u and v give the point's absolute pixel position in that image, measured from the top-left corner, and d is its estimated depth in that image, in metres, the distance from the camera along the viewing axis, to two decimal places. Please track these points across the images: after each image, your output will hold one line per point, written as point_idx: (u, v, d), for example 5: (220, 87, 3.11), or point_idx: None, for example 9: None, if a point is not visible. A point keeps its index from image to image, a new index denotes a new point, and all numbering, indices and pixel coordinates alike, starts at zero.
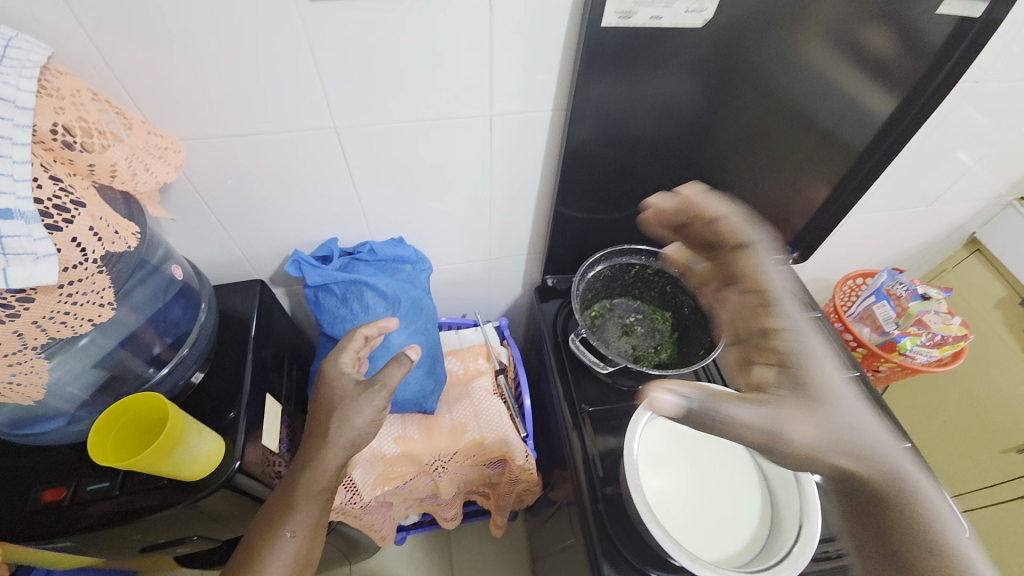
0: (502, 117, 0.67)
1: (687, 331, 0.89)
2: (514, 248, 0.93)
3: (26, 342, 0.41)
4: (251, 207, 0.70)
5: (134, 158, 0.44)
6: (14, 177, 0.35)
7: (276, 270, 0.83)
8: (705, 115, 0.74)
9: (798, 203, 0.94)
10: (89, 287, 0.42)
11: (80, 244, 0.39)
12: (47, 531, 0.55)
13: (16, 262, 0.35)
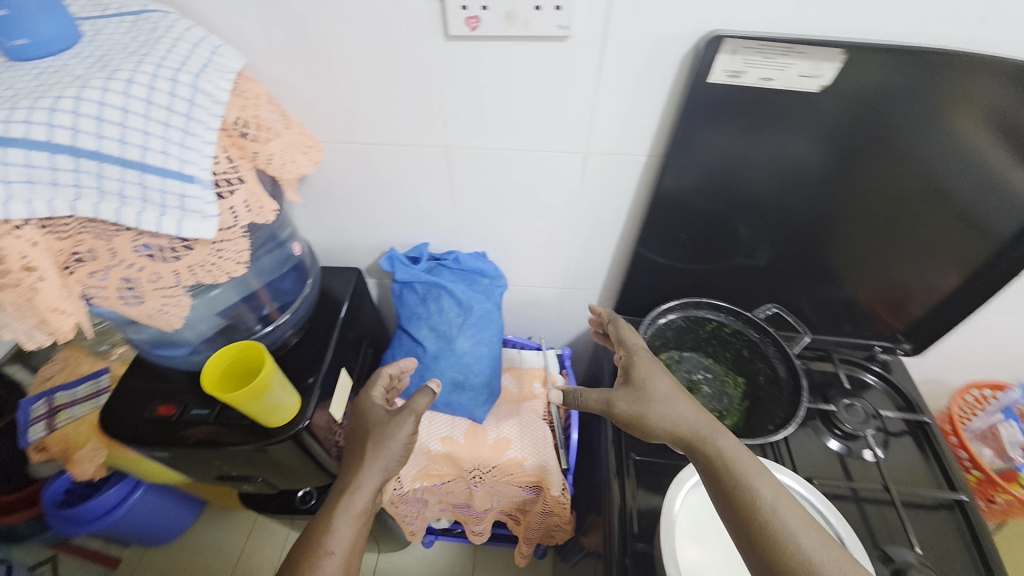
0: (597, 156, 0.70)
1: (760, 403, 0.83)
2: (589, 281, 0.95)
3: (180, 281, 0.52)
4: (365, 205, 0.81)
5: (287, 151, 0.55)
6: (202, 154, 0.45)
7: (373, 262, 0.93)
8: (829, 181, 0.70)
9: (916, 289, 0.85)
10: (233, 247, 0.52)
11: (235, 212, 0.50)
12: (157, 439, 0.67)
13: (190, 217, 0.45)
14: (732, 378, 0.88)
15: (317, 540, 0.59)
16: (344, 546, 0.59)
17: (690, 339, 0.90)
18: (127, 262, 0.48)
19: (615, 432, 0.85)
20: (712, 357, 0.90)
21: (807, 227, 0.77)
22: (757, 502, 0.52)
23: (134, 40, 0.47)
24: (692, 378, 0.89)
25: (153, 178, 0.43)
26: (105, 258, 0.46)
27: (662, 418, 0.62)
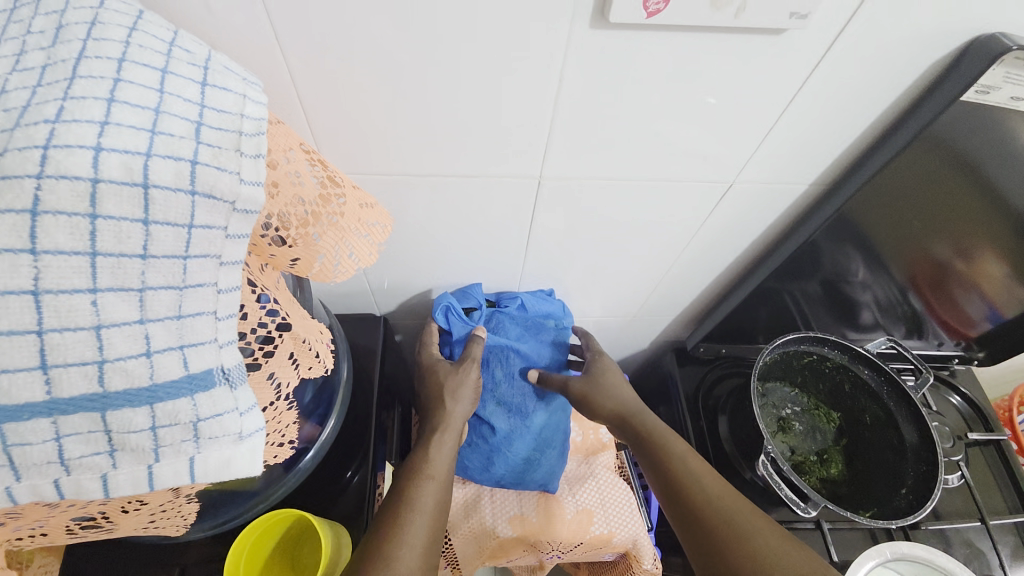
0: (740, 186, 0.52)
1: (865, 449, 0.74)
2: (662, 307, 0.80)
3: (181, 491, 0.29)
4: (403, 245, 0.58)
5: (341, 245, 0.30)
6: (217, 316, 0.21)
7: (399, 303, 0.71)
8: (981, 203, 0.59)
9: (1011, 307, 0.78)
10: (274, 426, 0.29)
11: (277, 381, 0.27)
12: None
13: (213, 447, 0.22)
14: (824, 411, 0.77)
15: (400, 506, 0.45)
16: (429, 507, 0.46)
17: (781, 371, 0.78)
18: (79, 504, 0.25)
19: None
20: (802, 389, 0.79)
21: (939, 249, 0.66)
22: (685, 470, 0.49)
23: (17, 64, 0.21)
24: (783, 415, 0.76)
25: (123, 412, 0.19)
26: (34, 512, 0.24)
27: (609, 399, 0.57)
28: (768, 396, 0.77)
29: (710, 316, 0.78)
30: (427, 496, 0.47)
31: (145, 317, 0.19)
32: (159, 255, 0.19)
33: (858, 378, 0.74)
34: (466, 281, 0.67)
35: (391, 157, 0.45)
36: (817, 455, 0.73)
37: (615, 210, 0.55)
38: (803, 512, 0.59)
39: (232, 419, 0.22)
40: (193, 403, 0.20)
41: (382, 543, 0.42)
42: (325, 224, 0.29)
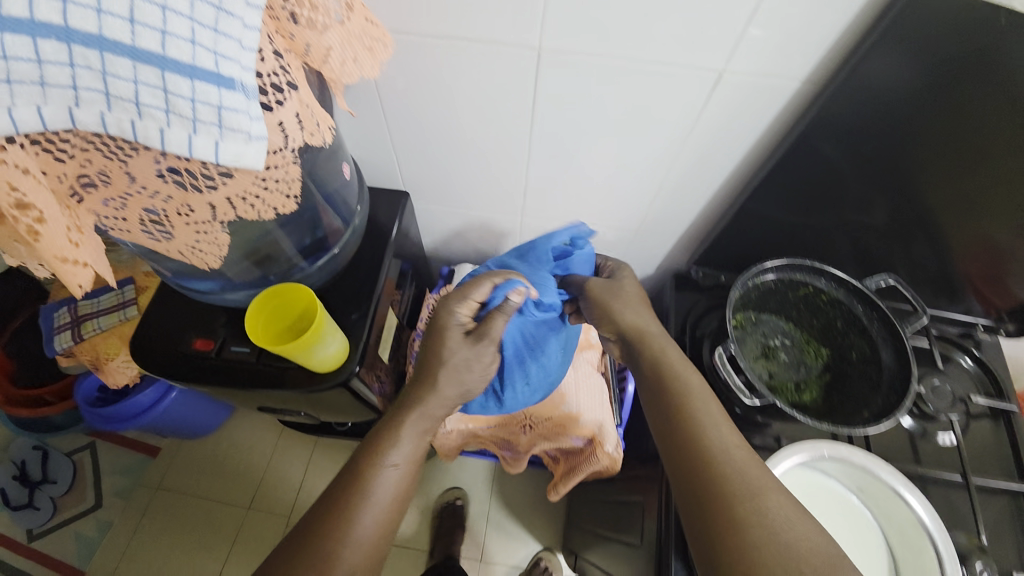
0: (731, 79, 0.55)
1: (844, 384, 0.74)
2: (665, 226, 0.84)
3: (217, 215, 0.41)
4: (425, 118, 0.67)
5: (347, 44, 0.40)
6: (241, 44, 0.31)
7: (422, 185, 0.81)
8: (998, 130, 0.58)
9: None
10: (282, 176, 0.40)
11: (285, 130, 0.37)
12: (194, 373, 0.61)
13: (232, 138, 0.32)
14: (813, 347, 0.77)
15: (356, 496, 0.51)
16: (381, 502, 0.53)
17: (776, 302, 0.79)
18: (148, 188, 0.36)
19: None
20: (793, 322, 0.79)
21: (949, 181, 0.66)
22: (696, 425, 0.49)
23: None
24: (769, 343, 0.77)
25: (177, 79, 0.29)
26: (119, 183, 0.35)
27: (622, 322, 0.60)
28: (758, 326, 0.78)
29: (710, 238, 0.82)
30: (396, 474, 0.54)
31: (195, 17, 0.29)
32: None
33: (850, 313, 0.75)
34: (480, 167, 0.75)
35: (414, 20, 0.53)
36: (794, 383, 0.74)
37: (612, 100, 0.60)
38: (748, 400, 0.65)
39: (245, 119, 0.32)
40: (218, 92, 0.30)
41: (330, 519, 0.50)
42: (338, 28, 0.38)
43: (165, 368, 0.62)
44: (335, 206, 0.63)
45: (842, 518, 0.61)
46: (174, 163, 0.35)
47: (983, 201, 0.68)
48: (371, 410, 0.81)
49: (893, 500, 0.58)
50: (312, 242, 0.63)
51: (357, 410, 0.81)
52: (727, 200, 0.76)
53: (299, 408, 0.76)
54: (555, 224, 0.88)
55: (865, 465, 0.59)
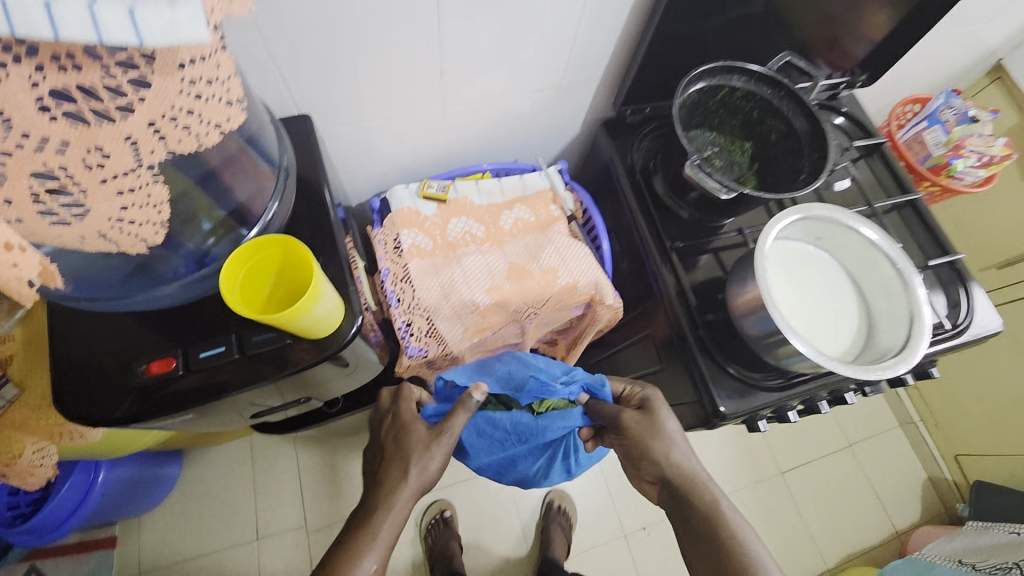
0: None
1: (773, 163, 0.84)
2: (582, 77, 0.82)
3: (141, 157, 0.33)
4: (298, 13, 0.54)
5: None
6: None
7: (322, 108, 0.69)
8: None
9: (879, 18, 0.87)
10: (213, 75, 0.35)
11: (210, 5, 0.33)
12: (168, 399, 0.51)
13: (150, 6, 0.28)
14: (739, 145, 0.86)
15: None
16: None
17: (700, 115, 0.84)
18: (39, 138, 0.28)
19: (650, 226, 0.83)
20: (717, 129, 0.87)
21: None
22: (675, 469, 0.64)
23: None
24: (704, 155, 0.84)
25: None
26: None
27: (653, 463, 0.65)
28: (693, 142, 0.84)
29: (627, 73, 0.82)
30: None
31: None
32: None
33: (762, 100, 0.82)
34: (385, 64, 0.65)
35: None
36: (734, 179, 0.84)
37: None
38: (722, 194, 0.70)
39: None
40: None
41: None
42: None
43: (127, 409, 0.51)
44: (255, 146, 0.51)
45: (813, 267, 0.72)
46: (59, 83, 0.28)
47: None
48: (374, 367, 0.75)
49: (847, 234, 0.69)
50: (235, 206, 0.50)
51: (360, 374, 0.74)
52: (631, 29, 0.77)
53: (299, 395, 0.68)
54: (476, 111, 0.81)
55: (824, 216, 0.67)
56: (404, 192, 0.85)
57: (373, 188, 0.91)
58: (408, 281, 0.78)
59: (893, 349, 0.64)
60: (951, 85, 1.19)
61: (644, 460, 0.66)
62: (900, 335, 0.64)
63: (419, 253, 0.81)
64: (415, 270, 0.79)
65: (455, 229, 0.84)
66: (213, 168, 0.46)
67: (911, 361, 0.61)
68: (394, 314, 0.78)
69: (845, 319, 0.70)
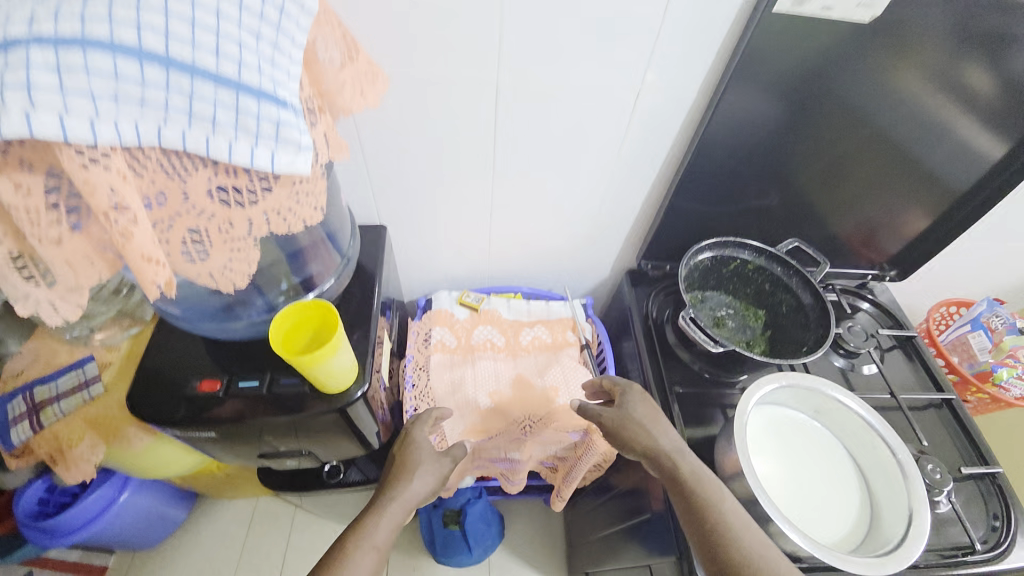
0: (648, 96, 0.73)
1: (783, 328, 0.88)
2: (614, 233, 1.00)
3: (176, 242, 0.42)
4: (393, 152, 0.76)
5: (284, 204, 0.45)
6: (229, 147, 0.37)
7: (397, 222, 0.90)
8: (801, 126, 0.79)
9: (890, 224, 0.97)
10: (234, 234, 0.44)
11: (282, 215, 0.46)
12: (179, 406, 0.63)
13: (269, 212, 0.45)
14: (753, 311, 0.93)
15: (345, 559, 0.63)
16: None
17: (714, 280, 0.94)
18: (199, 207, 0.41)
19: (656, 370, 0.89)
20: (733, 294, 0.95)
21: (816, 164, 0.86)
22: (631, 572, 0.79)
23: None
24: (717, 314, 0.92)
25: (247, 99, 0.37)
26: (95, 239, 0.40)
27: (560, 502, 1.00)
28: (706, 302, 0.94)
29: (649, 239, 0.98)
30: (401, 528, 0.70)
31: (215, 103, 0.36)
32: (261, 158, 0.38)
33: (774, 275, 0.89)
34: (451, 199, 0.86)
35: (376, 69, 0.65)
36: (744, 341, 0.90)
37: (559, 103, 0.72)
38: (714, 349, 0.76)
39: (290, 219, 0.46)
40: (239, 137, 0.37)
41: (343, 554, 0.58)
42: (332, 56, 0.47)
43: (170, 416, 0.62)
44: (336, 242, 0.70)
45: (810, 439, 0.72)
46: (156, 219, 0.40)
47: (835, 169, 0.87)
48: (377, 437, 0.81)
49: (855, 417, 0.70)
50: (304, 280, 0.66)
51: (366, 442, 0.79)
52: (655, 201, 0.94)
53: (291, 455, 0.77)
54: (514, 246, 1.00)
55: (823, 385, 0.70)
56: (447, 296, 1.00)
57: (424, 288, 1.07)
58: (426, 371, 0.90)
59: (890, 544, 0.61)
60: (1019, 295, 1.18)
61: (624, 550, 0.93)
62: (898, 528, 0.62)
63: (444, 348, 0.94)
64: (435, 362, 0.92)
65: (479, 335, 0.96)
66: (302, 247, 0.63)
67: (907, 560, 0.58)
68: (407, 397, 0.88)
69: (850, 498, 0.68)
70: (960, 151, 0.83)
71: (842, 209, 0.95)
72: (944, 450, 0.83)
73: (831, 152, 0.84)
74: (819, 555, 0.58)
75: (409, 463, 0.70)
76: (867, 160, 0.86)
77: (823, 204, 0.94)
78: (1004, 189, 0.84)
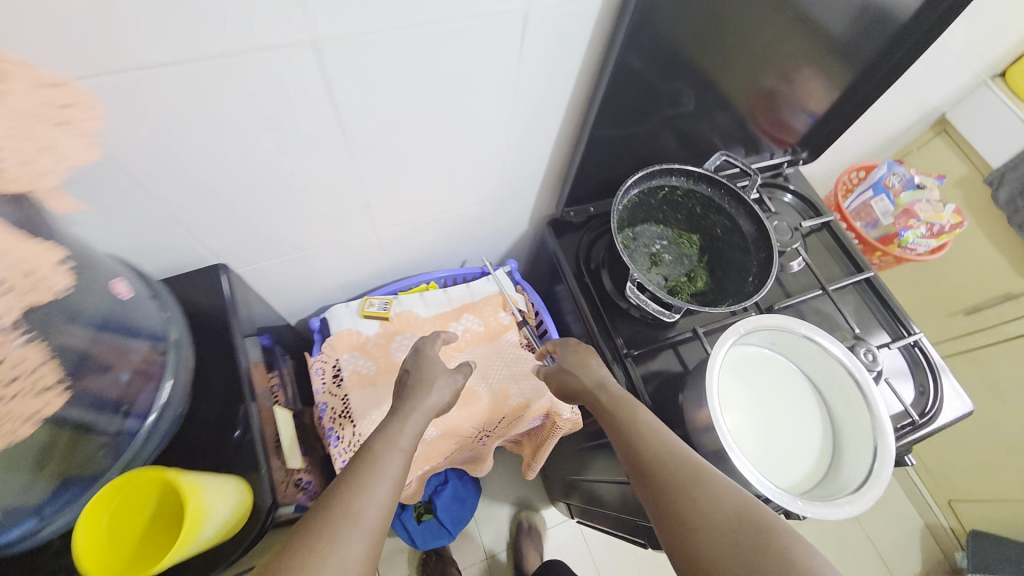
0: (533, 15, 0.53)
1: (722, 253, 0.81)
2: (523, 185, 0.84)
3: None
4: (195, 167, 0.52)
5: (19, 361, 0.37)
6: None
7: (245, 249, 0.66)
8: (713, 16, 0.65)
9: (801, 107, 0.91)
10: None
11: (33, 370, 0.38)
12: None
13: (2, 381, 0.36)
14: (686, 238, 0.84)
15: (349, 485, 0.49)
16: None
17: (643, 213, 0.83)
18: None
19: (603, 332, 0.81)
20: (663, 223, 0.85)
21: (729, 60, 0.74)
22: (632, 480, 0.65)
23: None
24: (653, 251, 0.83)
25: None
26: None
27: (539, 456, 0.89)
28: (638, 239, 0.83)
29: (566, 183, 0.85)
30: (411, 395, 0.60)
31: None
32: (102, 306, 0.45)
33: (703, 197, 0.80)
34: (308, 203, 0.64)
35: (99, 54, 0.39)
36: (684, 275, 0.82)
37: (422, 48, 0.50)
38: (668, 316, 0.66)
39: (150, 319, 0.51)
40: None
41: (365, 467, 0.51)
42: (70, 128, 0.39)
43: None
44: (133, 331, 0.48)
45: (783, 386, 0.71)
46: None
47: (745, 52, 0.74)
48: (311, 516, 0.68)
49: (835, 371, 0.68)
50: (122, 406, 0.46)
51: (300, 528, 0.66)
52: (562, 139, 0.78)
53: None
54: (411, 230, 0.81)
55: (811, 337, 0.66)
56: (345, 309, 0.81)
57: (315, 305, 0.86)
58: (348, 415, 0.74)
59: (856, 477, 0.62)
60: (900, 141, 1.23)
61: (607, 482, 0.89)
62: (862, 462, 0.63)
63: (361, 380, 0.76)
64: (355, 401, 0.75)
65: (400, 348, 0.80)
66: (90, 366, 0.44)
67: (875, 491, 0.59)
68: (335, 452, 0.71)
69: (812, 447, 0.68)
70: (868, 12, 0.74)
71: (751, 91, 0.83)
72: (871, 327, 0.88)
73: (744, 43, 0.72)
74: (799, 508, 0.57)
75: (420, 384, 0.66)
76: (779, 40, 0.75)
77: (736, 101, 0.84)
78: (910, 50, 0.79)
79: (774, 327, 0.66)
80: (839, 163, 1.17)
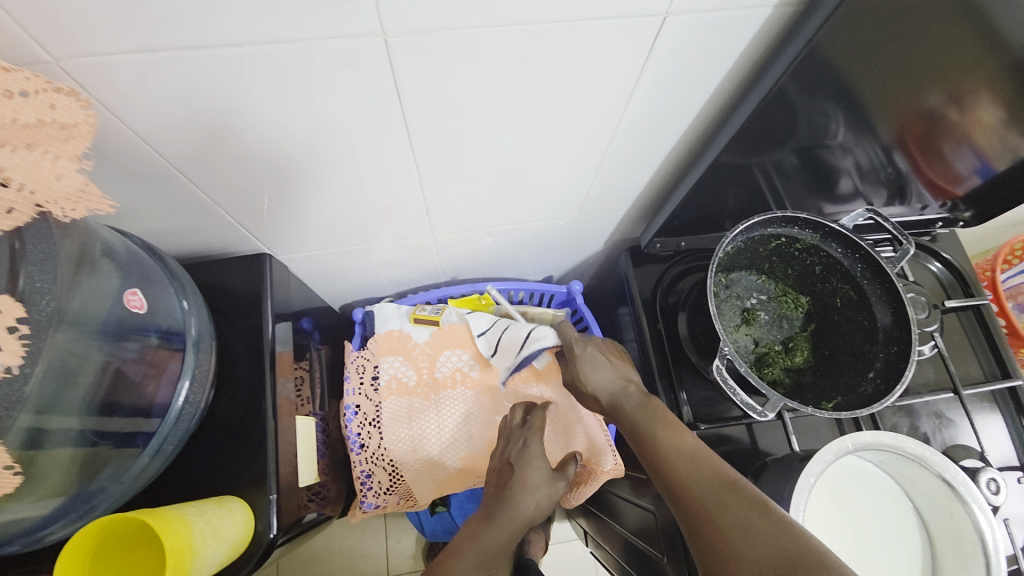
0: (661, 28, 0.41)
1: (835, 329, 0.67)
2: (604, 203, 0.73)
3: None
4: (252, 153, 0.46)
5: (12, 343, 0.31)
6: None
7: (292, 236, 0.61)
8: (906, 44, 0.49)
9: (980, 159, 0.71)
10: None
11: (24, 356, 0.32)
12: None
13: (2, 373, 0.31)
14: (791, 297, 0.70)
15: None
16: None
17: (746, 258, 0.68)
18: None
19: (669, 392, 0.69)
20: (766, 275, 0.71)
21: (906, 96, 0.56)
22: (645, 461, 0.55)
23: None
24: (746, 306, 0.69)
25: None
26: None
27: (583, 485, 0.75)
28: (732, 288, 0.70)
29: (663, 208, 0.73)
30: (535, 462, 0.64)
31: None
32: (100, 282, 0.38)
33: (829, 257, 0.66)
34: (359, 197, 0.57)
35: (163, 28, 0.33)
36: (780, 343, 0.68)
37: (535, 56, 0.40)
38: (760, 416, 0.54)
39: (169, 314, 0.47)
40: None
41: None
42: (49, 123, 0.32)
43: None
44: (128, 328, 0.42)
45: (885, 538, 0.54)
46: None
47: (906, 66, 0.52)
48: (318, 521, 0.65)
49: (972, 561, 0.49)
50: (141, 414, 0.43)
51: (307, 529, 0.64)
52: (661, 160, 0.65)
53: None
54: (471, 235, 0.73)
55: (965, 494, 0.49)
56: (395, 309, 0.81)
57: (359, 290, 0.82)
58: (378, 424, 0.75)
59: None
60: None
61: (644, 524, 0.76)
62: None
63: (398, 388, 0.79)
64: (387, 412, 0.77)
65: (444, 364, 0.82)
66: (103, 335, 0.40)
67: None
68: (354, 461, 0.73)
69: None
70: None
71: (900, 116, 0.60)
72: (1005, 448, 0.71)
73: (931, 81, 0.55)
74: None
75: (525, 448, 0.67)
76: (995, 94, 0.57)
77: (895, 144, 0.66)
78: None
79: (914, 455, 0.51)
80: (1007, 228, 0.94)
